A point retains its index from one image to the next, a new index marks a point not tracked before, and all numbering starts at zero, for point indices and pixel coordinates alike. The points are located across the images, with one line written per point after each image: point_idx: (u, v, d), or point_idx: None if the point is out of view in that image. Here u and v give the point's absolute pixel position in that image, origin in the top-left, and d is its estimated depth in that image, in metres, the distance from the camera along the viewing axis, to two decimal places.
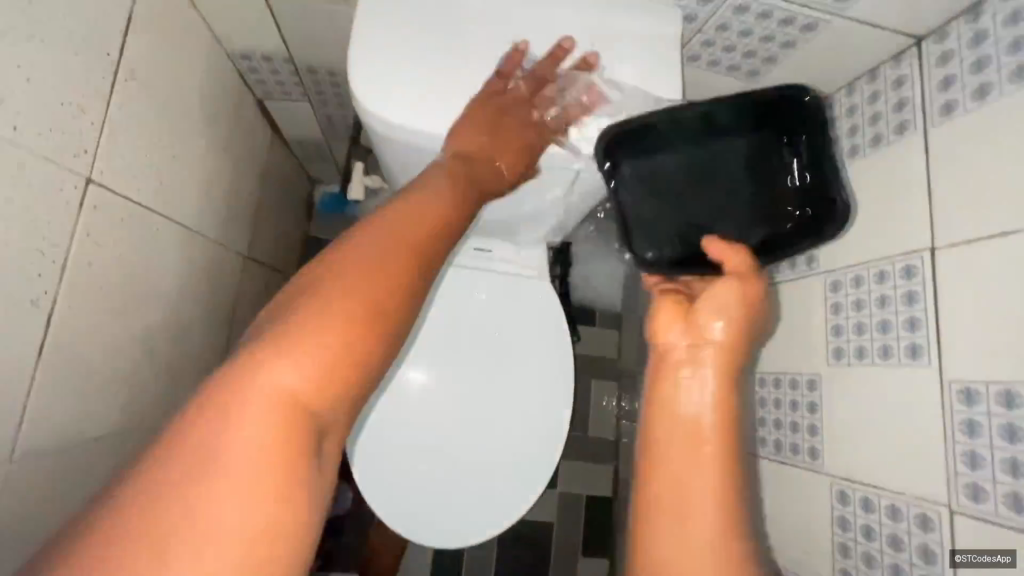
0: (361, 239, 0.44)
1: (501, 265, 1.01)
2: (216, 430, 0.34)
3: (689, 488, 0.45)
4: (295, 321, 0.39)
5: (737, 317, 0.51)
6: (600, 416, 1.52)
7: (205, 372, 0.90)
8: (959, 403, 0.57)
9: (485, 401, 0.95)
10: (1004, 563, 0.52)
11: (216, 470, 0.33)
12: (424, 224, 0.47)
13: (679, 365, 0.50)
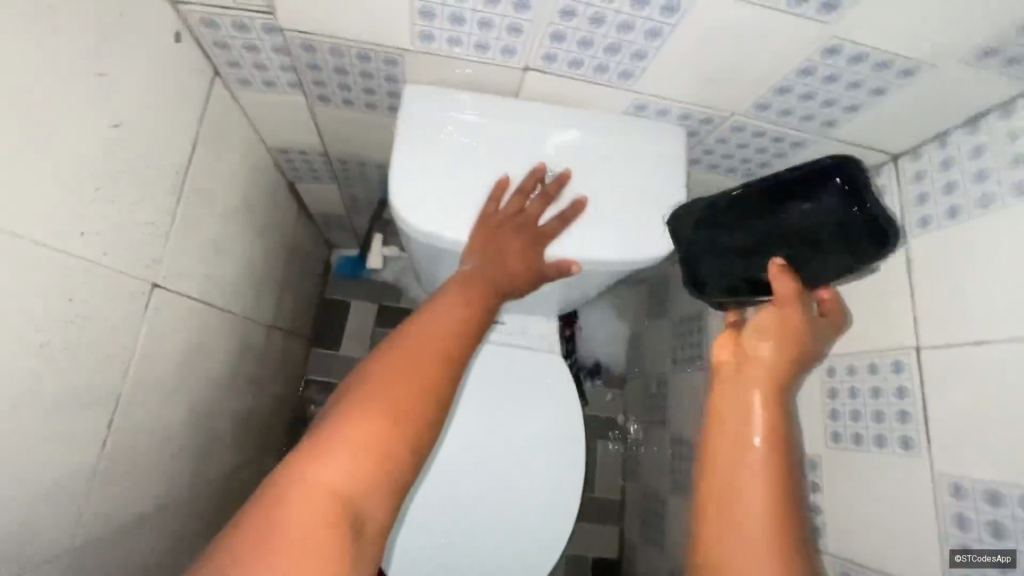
0: (388, 354, 0.58)
1: (514, 339, 1.06)
2: (281, 507, 0.47)
3: (741, 497, 0.55)
4: (341, 421, 0.52)
5: (776, 343, 0.61)
6: (605, 476, 1.54)
7: (223, 444, 0.93)
8: (950, 497, 0.62)
9: (493, 469, 0.98)
10: (1002, 563, 0.56)
11: (278, 534, 0.45)
12: (432, 338, 0.59)
13: (729, 382, 0.63)
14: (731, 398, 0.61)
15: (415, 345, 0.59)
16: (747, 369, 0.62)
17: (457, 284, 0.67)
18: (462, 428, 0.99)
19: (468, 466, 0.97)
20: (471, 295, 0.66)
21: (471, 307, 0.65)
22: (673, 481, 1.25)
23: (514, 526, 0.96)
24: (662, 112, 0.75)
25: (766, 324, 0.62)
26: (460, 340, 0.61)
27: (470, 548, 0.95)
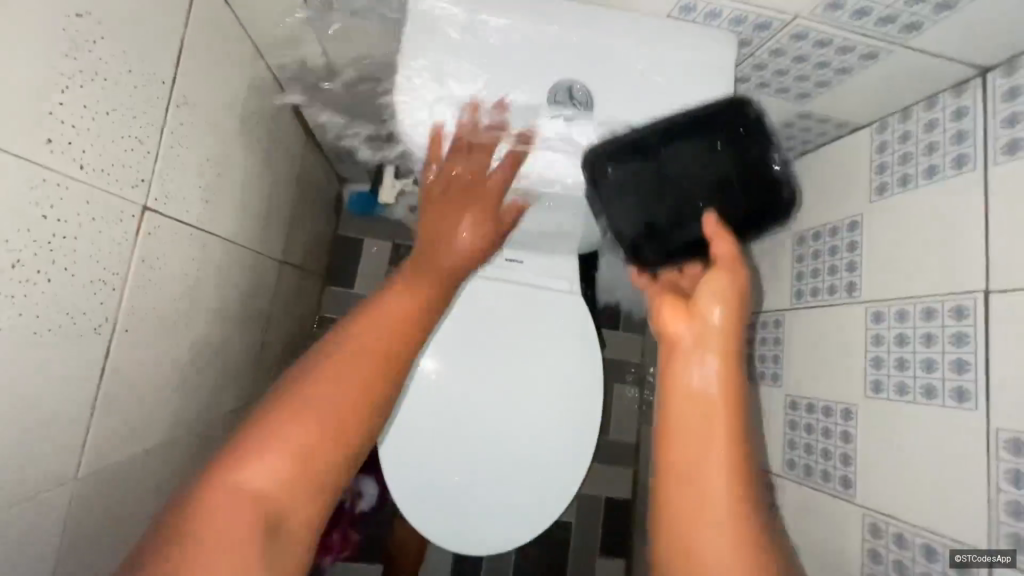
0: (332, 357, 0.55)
1: (533, 277, 1.01)
2: (196, 516, 0.44)
3: (705, 466, 0.54)
4: (267, 428, 0.50)
5: (731, 303, 0.59)
6: (621, 419, 1.53)
7: (232, 376, 0.92)
8: (1006, 452, 0.56)
9: (503, 406, 0.96)
10: (1004, 563, 0.55)
11: (197, 546, 0.42)
12: (378, 337, 0.57)
13: (689, 352, 0.59)
14: (691, 372, 0.58)
15: (353, 350, 0.55)
16: (707, 342, 0.59)
17: (415, 273, 0.63)
18: (471, 366, 0.96)
19: (479, 403, 0.95)
20: (426, 283, 0.62)
21: (422, 306, 0.61)
22: None
23: (526, 463, 0.95)
24: (711, 15, 0.65)
25: (715, 288, 0.60)
26: (412, 338, 0.59)
27: (482, 484, 0.94)
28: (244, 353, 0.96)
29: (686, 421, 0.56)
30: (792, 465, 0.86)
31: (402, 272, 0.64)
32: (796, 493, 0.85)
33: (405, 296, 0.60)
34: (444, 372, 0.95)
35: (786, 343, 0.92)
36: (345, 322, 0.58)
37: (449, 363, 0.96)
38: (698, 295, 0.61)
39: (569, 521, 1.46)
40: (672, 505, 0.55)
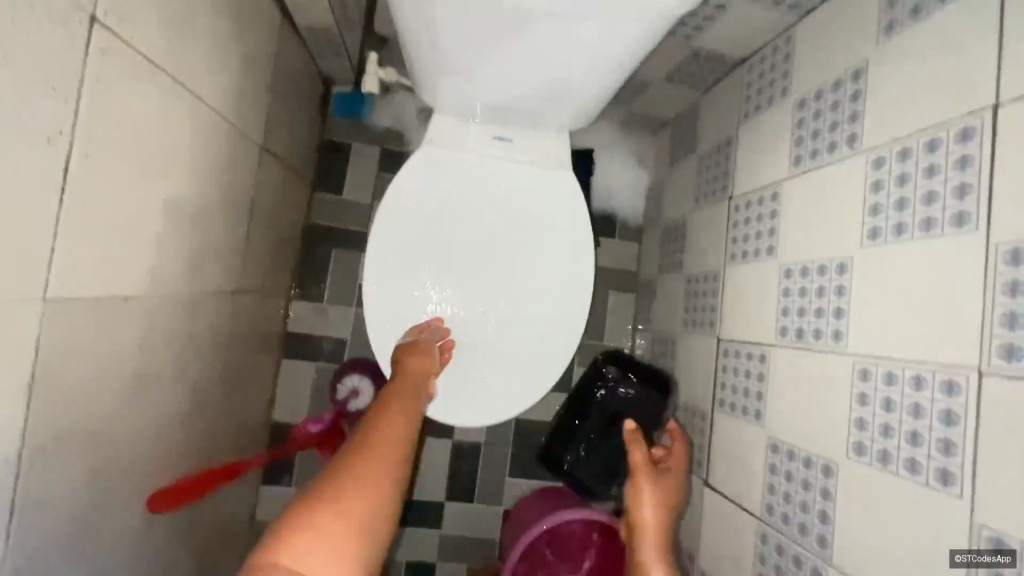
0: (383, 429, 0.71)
1: (521, 154, 0.97)
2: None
3: None
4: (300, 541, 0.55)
5: (658, 525, 0.94)
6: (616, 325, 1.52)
7: (212, 255, 0.90)
8: (1005, 264, 0.54)
9: (491, 281, 0.94)
10: (1005, 563, 0.51)
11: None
12: (401, 404, 0.76)
13: (639, 519, 0.95)
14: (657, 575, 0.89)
15: (374, 442, 0.68)
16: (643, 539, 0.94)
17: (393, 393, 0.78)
18: (455, 243, 0.94)
19: (467, 278, 0.94)
20: (405, 401, 0.76)
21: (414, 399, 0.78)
22: (686, 320, 1.21)
23: (517, 338, 0.94)
24: None
25: (642, 500, 0.96)
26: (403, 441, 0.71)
27: (475, 358, 0.93)
28: (225, 235, 0.94)
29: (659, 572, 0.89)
30: (785, 332, 0.86)
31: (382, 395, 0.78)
32: (789, 358, 0.84)
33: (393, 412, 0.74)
34: (427, 248, 0.93)
35: (785, 213, 0.89)
36: (358, 431, 0.71)
37: (436, 237, 0.94)
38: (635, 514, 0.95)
39: None
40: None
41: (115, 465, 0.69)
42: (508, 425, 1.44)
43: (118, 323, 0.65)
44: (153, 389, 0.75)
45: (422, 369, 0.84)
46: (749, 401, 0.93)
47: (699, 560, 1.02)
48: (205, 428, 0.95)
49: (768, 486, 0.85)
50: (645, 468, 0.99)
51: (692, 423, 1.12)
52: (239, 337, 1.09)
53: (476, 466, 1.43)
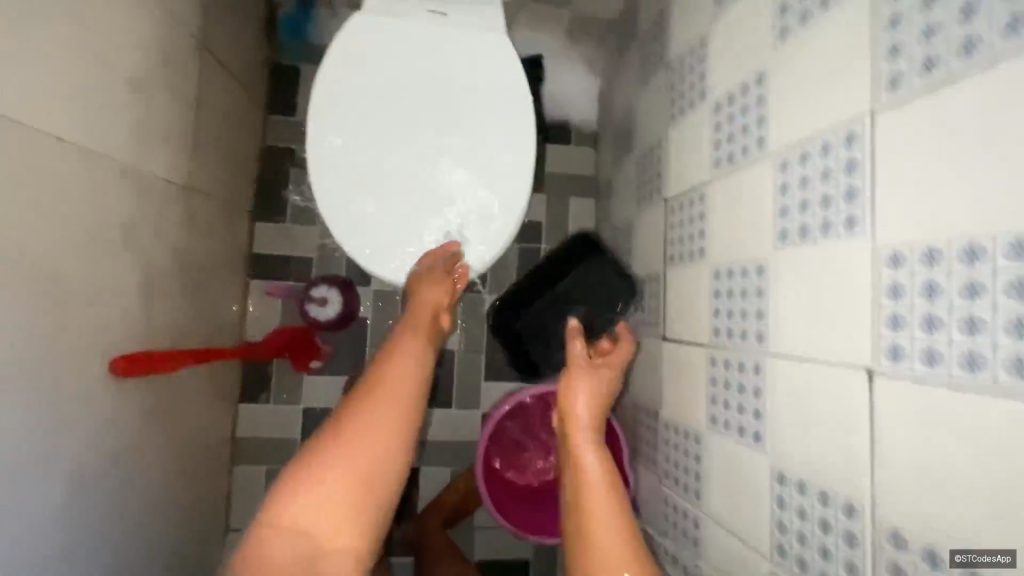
0: (397, 357, 0.94)
1: (457, 24, 0.99)
2: (313, 460, 0.80)
3: (594, 528, 0.82)
4: (343, 432, 0.83)
5: (586, 431, 0.95)
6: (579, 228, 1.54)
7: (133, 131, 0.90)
8: (886, 5, 0.57)
9: (430, 142, 0.96)
10: (1005, 564, 0.44)
11: (305, 477, 0.77)
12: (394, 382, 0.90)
13: (572, 388, 1.00)
14: (582, 443, 0.94)
15: (387, 368, 0.92)
16: (575, 440, 0.95)
17: (393, 350, 0.95)
18: (396, 108, 0.96)
19: (404, 138, 0.96)
20: (399, 363, 0.93)
21: (410, 361, 0.94)
22: (639, 199, 1.24)
23: (460, 198, 0.96)
24: None
25: (574, 394, 0.99)
26: (411, 385, 0.92)
27: (419, 217, 0.96)
28: (152, 120, 0.95)
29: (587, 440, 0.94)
30: (719, 162, 0.89)
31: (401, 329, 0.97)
32: (724, 185, 0.87)
33: (402, 350, 0.95)
34: (367, 113, 0.95)
35: (713, 54, 0.92)
36: (379, 364, 0.94)
37: (376, 104, 0.95)
38: (569, 390, 1.00)
39: None
40: (592, 514, 0.83)
41: (33, 309, 0.69)
42: (480, 332, 1.47)
43: (17, 155, 0.66)
44: (69, 245, 0.76)
45: (430, 307, 0.96)
46: (694, 243, 0.96)
47: (665, 415, 1.06)
48: (150, 314, 0.97)
49: (714, 312, 0.89)
50: (581, 360, 1.05)
51: (651, 290, 1.15)
52: (189, 238, 1.10)
53: (451, 374, 1.46)
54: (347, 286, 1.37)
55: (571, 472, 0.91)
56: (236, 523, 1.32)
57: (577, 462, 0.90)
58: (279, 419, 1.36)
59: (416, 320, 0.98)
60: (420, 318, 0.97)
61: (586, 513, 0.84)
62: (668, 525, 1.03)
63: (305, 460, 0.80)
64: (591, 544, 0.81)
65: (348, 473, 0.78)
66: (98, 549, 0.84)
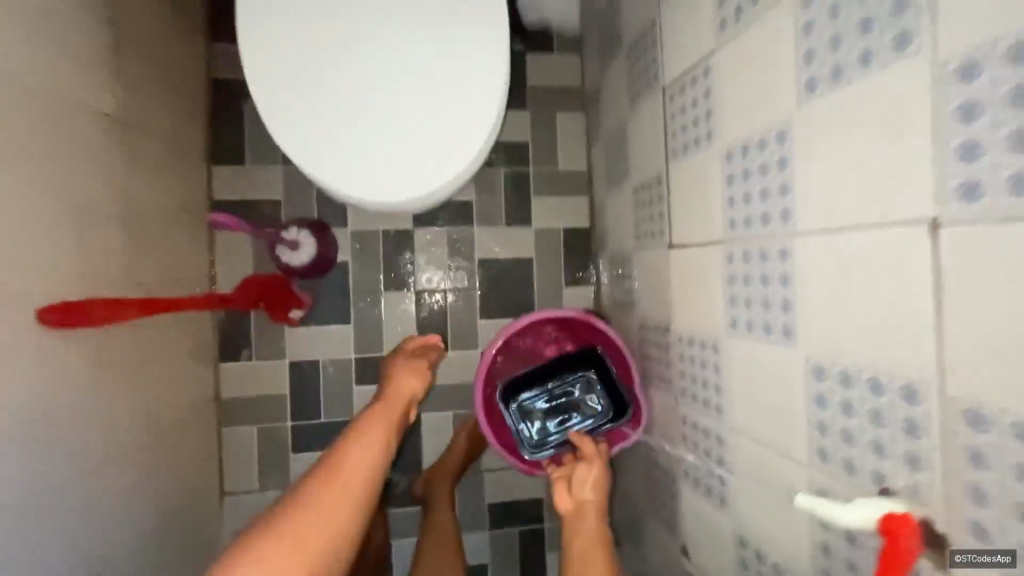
0: (371, 424, 0.89)
1: None
2: (273, 524, 0.68)
3: None
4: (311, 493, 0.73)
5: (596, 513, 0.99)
6: (569, 147, 1.39)
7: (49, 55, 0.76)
8: None
9: (376, 45, 0.91)
10: (1005, 565, 0.43)
11: (261, 542, 0.65)
12: (370, 446, 0.83)
13: (582, 490, 1.01)
14: (582, 478, 1.03)
15: (363, 433, 0.86)
16: (583, 533, 0.96)
17: (369, 418, 0.90)
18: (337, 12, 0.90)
19: (349, 41, 0.90)
20: (376, 428, 0.88)
21: (384, 429, 0.88)
22: (633, 98, 1.10)
23: (416, 108, 0.91)
24: None
25: (584, 474, 1.03)
26: (377, 449, 0.84)
27: (374, 131, 0.90)
28: (63, 36, 0.80)
29: (586, 474, 1.03)
30: (726, 23, 0.75)
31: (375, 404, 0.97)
32: (733, 50, 0.73)
33: (374, 417, 0.91)
34: (307, 24, 0.90)
35: None
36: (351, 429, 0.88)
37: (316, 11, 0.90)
38: (578, 481, 1.02)
39: (529, 258, 1.38)
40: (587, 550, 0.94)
41: None
42: (471, 268, 1.35)
43: None
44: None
45: (400, 397, 1.00)
46: (700, 129, 0.84)
47: (677, 328, 0.96)
48: (96, 262, 0.85)
49: (728, 201, 0.77)
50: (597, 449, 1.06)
51: (652, 197, 1.03)
52: (134, 180, 0.98)
53: (444, 315, 1.35)
54: (321, 228, 1.27)
55: (571, 530, 0.99)
56: (232, 486, 1.26)
57: (574, 499, 1.01)
58: (264, 376, 1.27)
59: (388, 403, 0.97)
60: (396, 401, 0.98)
61: (586, 553, 0.93)
62: (688, 446, 0.95)
63: (262, 527, 0.69)
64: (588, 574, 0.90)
65: (300, 541, 0.66)
66: (76, 519, 0.75)
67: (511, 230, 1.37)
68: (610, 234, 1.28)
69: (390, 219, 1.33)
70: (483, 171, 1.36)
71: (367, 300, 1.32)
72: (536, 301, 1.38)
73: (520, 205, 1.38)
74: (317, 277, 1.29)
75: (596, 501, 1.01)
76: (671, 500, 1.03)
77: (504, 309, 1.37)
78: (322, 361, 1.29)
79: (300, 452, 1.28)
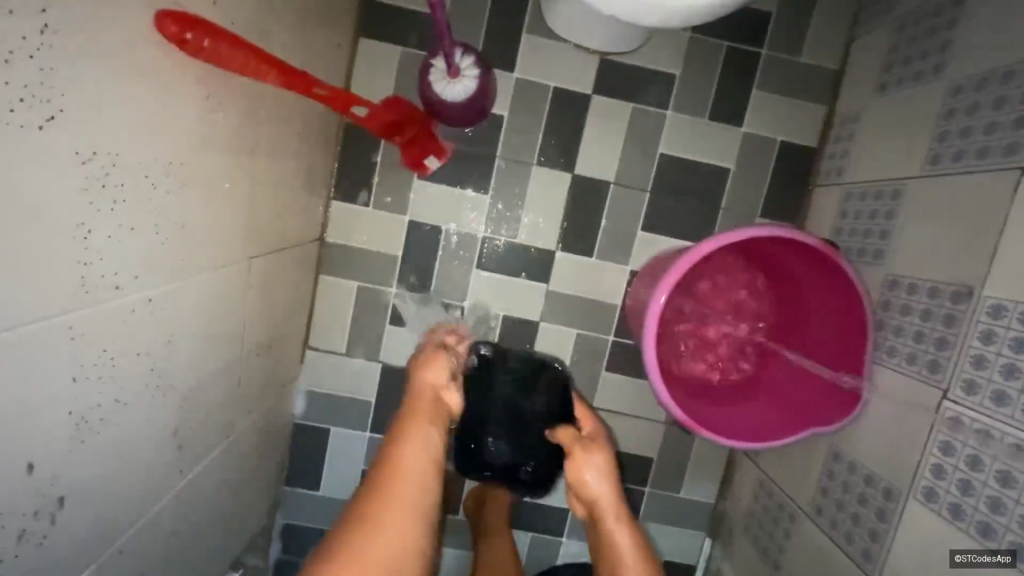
0: (409, 441, 0.74)
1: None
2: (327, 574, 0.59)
3: None
4: (347, 543, 0.62)
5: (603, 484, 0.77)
6: (824, 32, 1.03)
7: None
8: None
9: None
10: (1002, 562, 0.57)
11: None
12: (412, 469, 0.71)
13: (579, 467, 0.79)
14: (588, 463, 0.78)
15: (397, 460, 0.71)
16: (600, 512, 0.76)
17: (408, 420, 0.77)
18: None
19: None
20: (422, 428, 0.76)
21: (428, 441, 0.75)
22: None
23: None
24: None
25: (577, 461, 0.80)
26: (426, 462, 0.73)
27: None
28: None
29: (592, 459, 0.79)
30: None
31: (398, 419, 0.78)
32: None
33: (409, 434, 0.75)
34: None
35: None
36: (383, 448, 0.74)
37: None
38: (569, 464, 0.80)
39: (727, 168, 1.06)
40: (614, 550, 0.73)
41: None
42: (650, 162, 1.07)
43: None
44: None
45: (435, 385, 0.83)
46: None
47: (993, 293, 0.64)
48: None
49: None
50: (568, 430, 0.85)
51: (1000, 95, 0.68)
52: None
53: (599, 213, 1.08)
54: (487, 67, 0.99)
55: (594, 533, 0.77)
56: (317, 341, 1.10)
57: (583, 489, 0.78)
58: (378, 228, 1.07)
59: (422, 398, 0.81)
60: (422, 405, 0.80)
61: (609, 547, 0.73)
62: (950, 460, 0.65)
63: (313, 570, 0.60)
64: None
65: None
66: (151, 315, 0.57)
67: (712, 127, 1.06)
68: (856, 160, 0.94)
69: (568, 76, 1.04)
70: (700, 40, 1.03)
71: (512, 171, 1.06)
72: (717, 224, 1.08)
73: (734, 95, 1.05)
74: (460, 122, 1.02)
75: (608, 477, 0.78)
76: (874, 519, 0.75)
77: (675, 222, 1.08)
78: (446, 229, 1.07)
79: (397, 325, 1.10)
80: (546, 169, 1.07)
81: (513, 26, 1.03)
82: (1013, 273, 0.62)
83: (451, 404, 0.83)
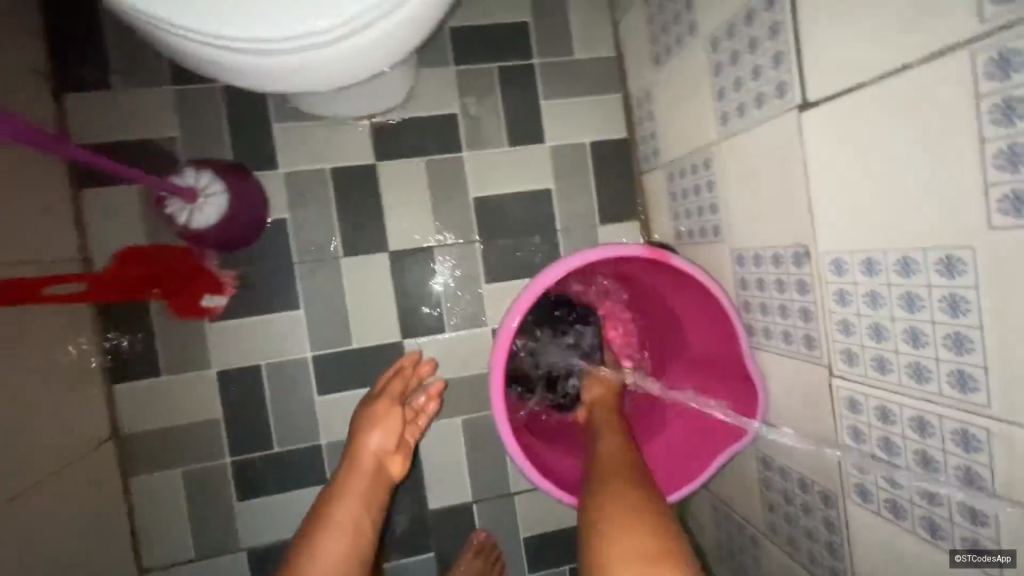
0: (334, 519, 0.63)
1: None
2: None
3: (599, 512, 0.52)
4: None
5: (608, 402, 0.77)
6: (587, 24, 0.97)
7: None
8: None
9: None
10: (1004, 564, 0.43)
11: None
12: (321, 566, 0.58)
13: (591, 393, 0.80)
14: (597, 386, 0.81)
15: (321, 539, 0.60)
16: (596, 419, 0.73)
17: (340, 490, 0.67)
18: None
19: None
20: (353, 503, 0.65)
21: (363, 521, 0.64)
22: None
23: None
24: None
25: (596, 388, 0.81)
26: (350, 551, 0.61)
27: None
28: None
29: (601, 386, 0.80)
30: None
31: (327, 491, 0.68)
32: None
33: (334, 509, 0.64)
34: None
35: None
36: (306, 529, 0.63)
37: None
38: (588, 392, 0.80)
39: (547, 189, 0.97)
40: (603, 447, 0.64)
41: None
42: (467, 211, 0.95)
43: None
44: None
45: (378, 451, 0.72)
46: None
47: (827, 249, 0.55)
48: None
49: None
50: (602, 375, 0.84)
51: (751, 38, 0.62)
52: None
53: (433, 284, 0.95)
54: (238, 175, 0.85)
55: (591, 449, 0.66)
56: (153, 557, 0.87)
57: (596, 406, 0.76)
58: (181, 399, 0.88)
59: (357, 464, 0.70)
60: (359, 476, 0.69)
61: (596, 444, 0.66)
62: (866, 450, 0.54)
63: None
64: (606, 477, 0.57)
65: None
66: None
67: (516, 153, 0.96)
68: (663, 140, 0.87)
69: (341, 152, 0.92)
70: (468, 71, 0.95)
71: (318, 274, 0.91)
72: (561, 249, 0.97)
73: (525, 114, 0.96)
74: (232, 246, 0.86)
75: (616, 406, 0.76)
76: (824, 531, 0.63)
77: (517, 262, 0.97)
78: (265, 366, 0.90)
79: (247, 497, 0.90)
80: (356, 258, 0.92)
81: (259, 121, 0.89)
82: (839, 220, 0.53)
83: (399, 466, 0.74)
